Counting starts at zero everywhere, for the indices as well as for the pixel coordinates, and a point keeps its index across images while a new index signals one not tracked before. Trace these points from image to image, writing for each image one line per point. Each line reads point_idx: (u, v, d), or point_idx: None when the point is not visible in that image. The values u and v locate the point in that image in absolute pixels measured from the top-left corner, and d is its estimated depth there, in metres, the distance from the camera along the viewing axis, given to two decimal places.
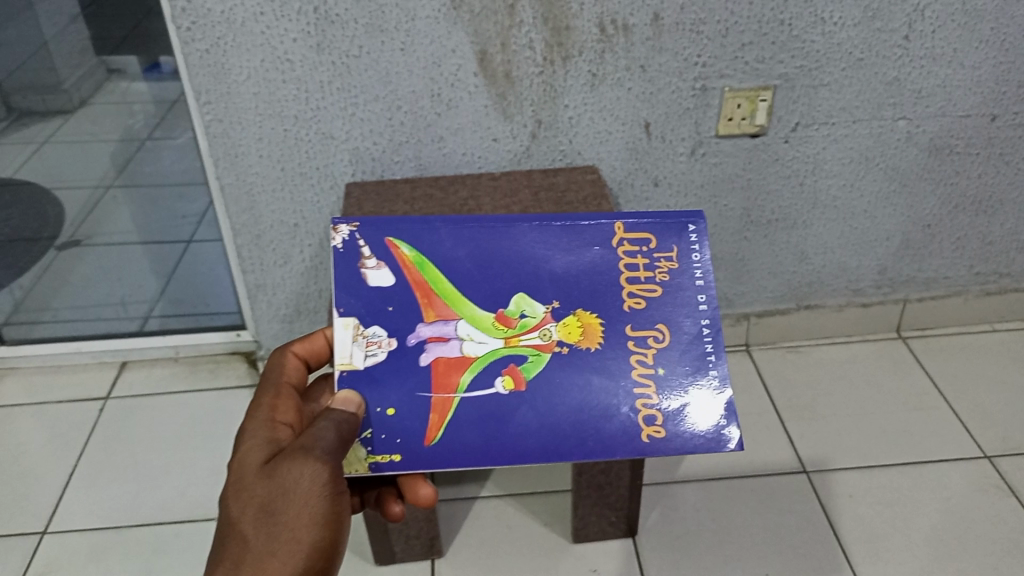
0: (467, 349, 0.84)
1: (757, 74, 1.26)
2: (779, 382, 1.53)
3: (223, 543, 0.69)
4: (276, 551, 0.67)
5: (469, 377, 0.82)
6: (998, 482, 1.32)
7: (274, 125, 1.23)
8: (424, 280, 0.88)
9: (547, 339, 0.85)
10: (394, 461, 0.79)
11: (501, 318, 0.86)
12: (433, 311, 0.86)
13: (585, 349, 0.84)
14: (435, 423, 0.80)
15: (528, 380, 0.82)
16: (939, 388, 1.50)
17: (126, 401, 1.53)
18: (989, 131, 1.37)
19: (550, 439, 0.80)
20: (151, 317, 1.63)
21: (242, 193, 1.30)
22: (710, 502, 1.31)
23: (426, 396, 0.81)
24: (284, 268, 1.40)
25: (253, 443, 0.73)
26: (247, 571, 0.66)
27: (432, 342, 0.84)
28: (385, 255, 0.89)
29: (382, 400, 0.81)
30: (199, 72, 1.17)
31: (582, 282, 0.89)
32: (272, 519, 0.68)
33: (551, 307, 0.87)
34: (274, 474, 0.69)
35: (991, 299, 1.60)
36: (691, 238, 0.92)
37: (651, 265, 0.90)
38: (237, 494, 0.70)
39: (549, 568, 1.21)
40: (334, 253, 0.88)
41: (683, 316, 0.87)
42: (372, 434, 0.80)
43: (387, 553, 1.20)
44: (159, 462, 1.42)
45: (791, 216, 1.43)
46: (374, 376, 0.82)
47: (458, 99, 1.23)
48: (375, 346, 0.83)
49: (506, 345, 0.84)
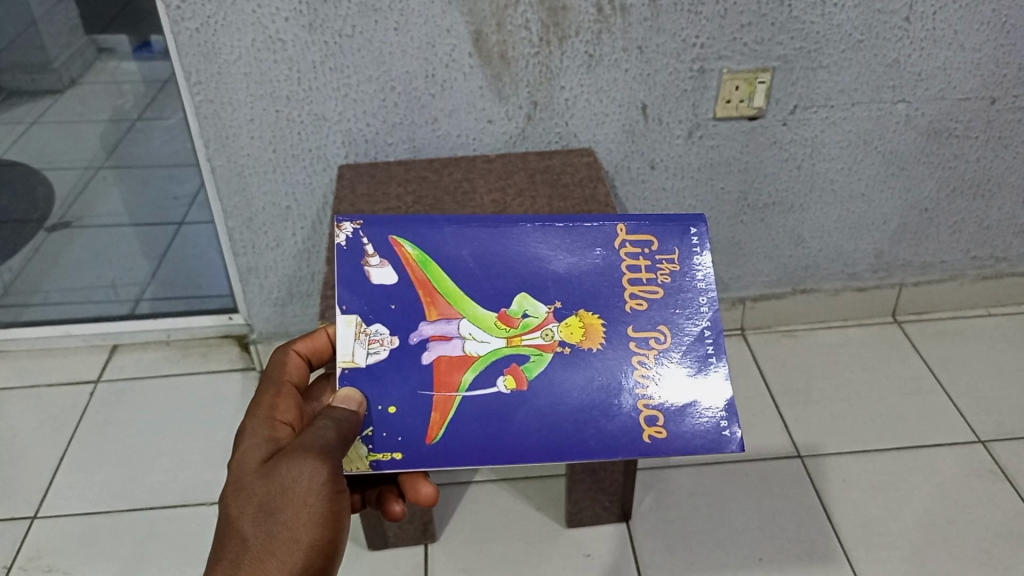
0: (470, 348, 0.83)
1: (756, 56, 1.24)
2: (774, 366, 1.53)
3: (221, 543, 0.67)
4: (274, 550, 0.66)
5: (471, 376, 0.81)
6: (992, 467, 1.32)
7: (265, 106, 1.21)
8: (427, 279, 0.86)
9: (549, 339, 0.84)
10: (395, 459, 0.78)
11: (502, 318, 0.85)
12: (435, 310, 0.85)
13: (587, 349, 0.83)
14: (436, 422, 0.79)
15: (530, 380, 0.81)
16: (935, 372, 1.50)
17: (117, 385, 1.53)
18: (989, 114, 1.36)
19: (551, 438, 0.79)
20: (141, 301, 1.64)
21: (233, 175, 1.28)
22: (705, 486, 1.30)
23: (427, 394, 0.80)
24: (276, 251, 1.38)
25: (252, 442, 0.72)
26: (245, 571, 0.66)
27: (433, 341, 0.83)
28: (389, 253, 0.88)
29: (383, 398, 0.80)
30: (189, 52, 1.14)
31: (585, 283, 0.88)
32: (270, 518, 0.67)
33: (553, 307, 0.86)
34: (273, 474, 0.68)
35: (987, 284, 1.60)
36: (692, 241, 0.91)
37: (652, 267, 0.89)
38: (236, 493, 0.69)
39: (542, 553, 1.21)
40: (338, 250, 0.87)
41: (685, 319, 0.86)
42: (373, 432, 0.79)
43: (380, 538, 1.20)
44: (150, 446, 1.40)
45: (789, 199, 1.42)
46: (375, 374, 0.81)
47: (453, 79, 1.21)
48: (377, 344, 0.82)
49: (508, 344, 0.83)
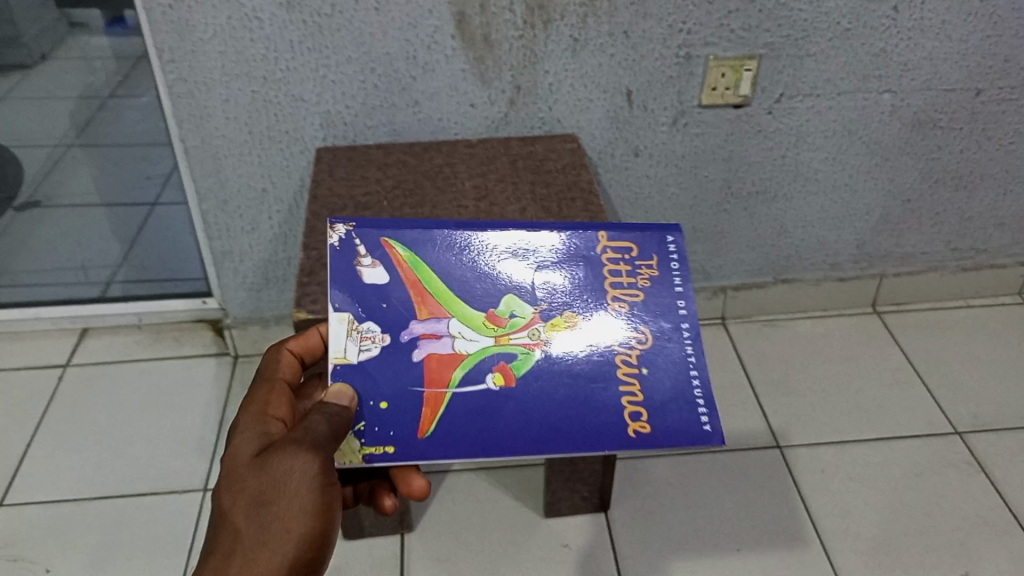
0: (460, 347, 0.81)
1: (743, 43, 1.23)
2: (754, 356, 1.52)
3: (214, 535, 0.68)
4: (266, 541, 0.67)
5: (461, 374, 0.79)
6: (968, 458, 1.32)
7: (242, 86, 1.18)
8: (418, 279, 0.85)
9: (538, 339, 0.82)
10: (387, 452, 0.75)
11: (491, 317, 0.83)
12: (425, 309, 0.83)
13: (576, 349, 0.82)
14: (427, 418, 0.77)
15: (520, 379, 0.80)
16: (913, 363, 1.50)
17: (88, 369, 1.49)
18: (973, 105, 1.35)
19: (538, 434, 0.77)
20: (113, 283, 1.60)
21: (207, 156, 1.25)
22: (684, 476, 1.30)
23: (418, 391, 0.78)
24: (252, 235, 1.35)
25: (244, 436, 0.73)
26: (239, 561, 0.66)
27: (424, 339, 0.81)
28: (380, 255, 0.86)
29: (374, 393, 0.78)
30: (162, 29, 1.11)
31: (567, 284, 0.86)
32: (262, 510, 0.67)
33: (543, 308, 0.84)
34: (264, 469, 0.68)
35: (966, 276, 1.60)
36: (670, 248, 0.90)
37: (633, 272, 0.88)
38: (230, 486, 0.69)
39: (520, 543, 1.20)
40: (330, 250, 0.85)
41: (665, 321, 0.84)
42: (365, 426, 0.76)
43: (356, 528, 1.18)
44: (121, 433, 1.37)
45: (772, 188, 1.41)
46: (368, 370, 0.79)
47: (435, 62, 1.18)
48: (368, 341, 0.80)
49: (496, 340, 0.81)
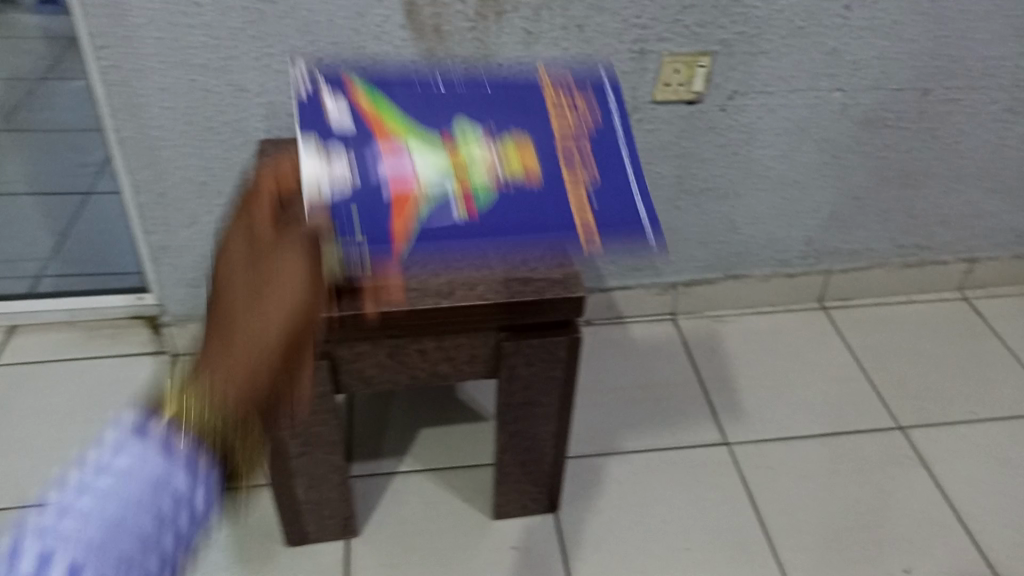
0: (424, 176, 0.93)
1: (697, 39, 1.22)
2: (704, 351, 1.52)
3: (205, 336, 0.55)
4: (255, 318, 0.53)
5: (427, 206, 0.89)
6: (912, 453, 1.34)
7: (180, 75, 1.12)
8: (381, 121, 0.99)
9: (491, 168, 0.95)
10: (365, 272, 0.82)
11: (451, 155, 0.96)
12: (388, 142, 0.96)
13: (524, 177, 0.94)
14: (399, 230, 0.86)
15: (479, 206, 0.90)
16: (859, 358, 1.52)
17: (15, 368, 1.42)
18: (920, 105, 1.37)
19: (500, 241, 0.87)
20: (43, 278, 1.53)
21: (142, 147, 1.19)
22: (634, 474, 1.29)
23: (386, 209, 0.88)
24: (191, 229, 1.30)
25: (232, 238, 0.63)
26: (228, 344, 0.52)
27: (391, 167, 0.92)
28: (345, 100, 1.00)
29: (351, 215, 0.86)
30: (92, 12, 1.04)
31: (515, 98, 1.02)
32: (254, 293, 0.55)
33: (492, 145, 0.98)
34: (259, 262, 0.58)
35: (910, 272, 1.63)
36: (606, 90, 1.06)
37: (573, 106, 1.03)
38: (222, 284, 0.58)
39: (469, 546, 1.18)
40: (296, 102, 0.99)
41: (608, 157, 0.97)
42: (343, 245, 0.83)
43: (300, 533, 1.14)
44: (52, 436, 1.31)
45: (723, 185, 1.41)
46: (341, 193, 0.88)
47: (383, 52, 1.15)
48: (341, 173, 0.90)
49: (457, 189, 0.92)
